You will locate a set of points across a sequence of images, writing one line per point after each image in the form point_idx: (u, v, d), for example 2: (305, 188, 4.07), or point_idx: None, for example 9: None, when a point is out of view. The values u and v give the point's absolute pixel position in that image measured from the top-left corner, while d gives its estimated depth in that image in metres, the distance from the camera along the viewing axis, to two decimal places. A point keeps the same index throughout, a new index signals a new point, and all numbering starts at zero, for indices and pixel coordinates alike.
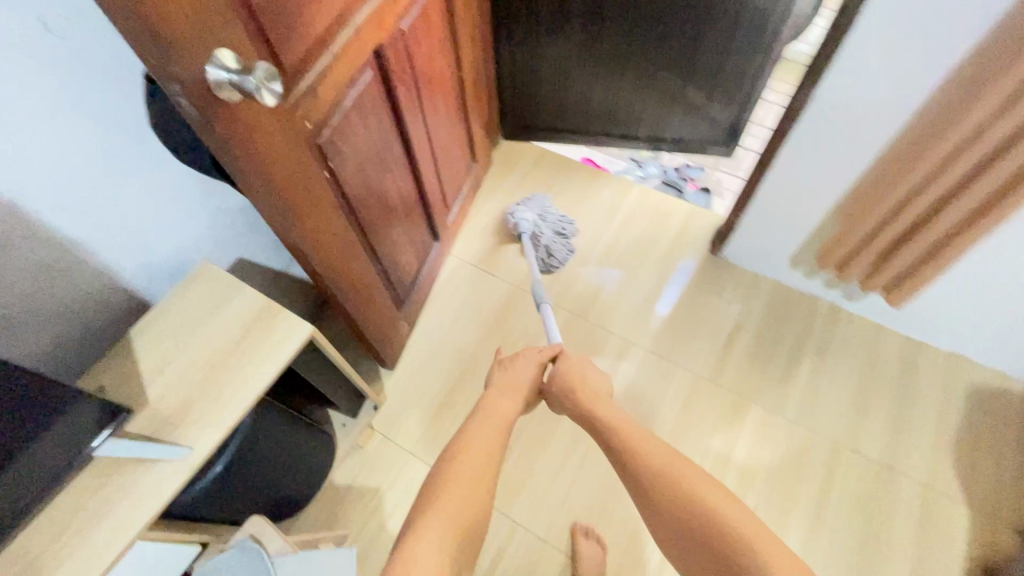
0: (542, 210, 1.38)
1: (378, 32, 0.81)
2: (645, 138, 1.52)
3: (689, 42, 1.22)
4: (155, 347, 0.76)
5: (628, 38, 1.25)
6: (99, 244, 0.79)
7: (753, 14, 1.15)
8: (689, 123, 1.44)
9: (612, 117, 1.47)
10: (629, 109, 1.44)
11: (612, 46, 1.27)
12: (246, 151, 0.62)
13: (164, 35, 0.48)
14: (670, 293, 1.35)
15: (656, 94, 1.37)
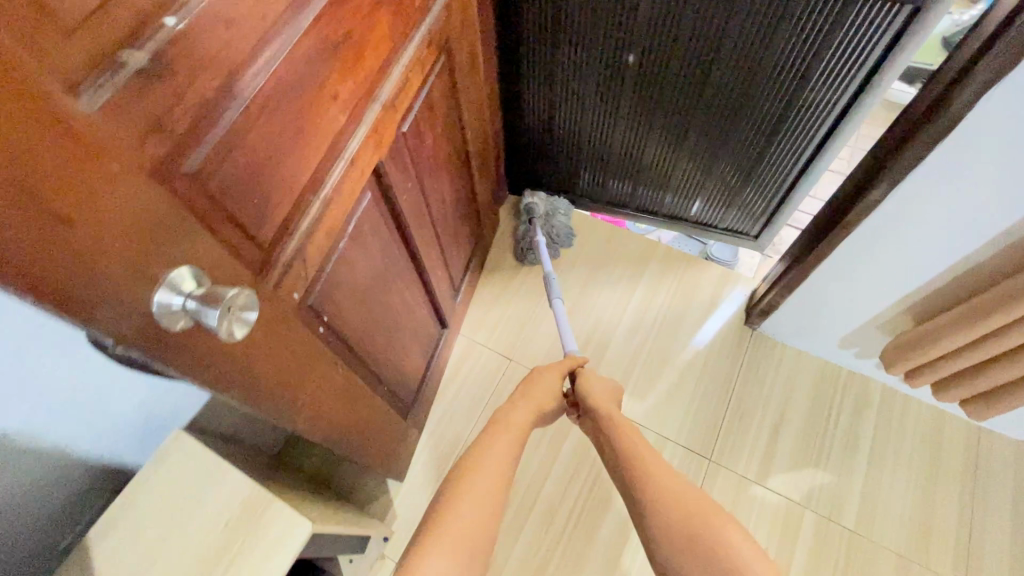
0: (552, 208, 1.36)
1: (376, 151, 0.66)
2: (665, 216, 1.38)
3: (721, 129, 1.08)
4: (120, 564, 0.62)
5: (650, 113, 1.10)
6: (20, 454, 0.63)
7: (805, 112, 0.98)
8: (715, 208, 1.29)
9: (631, 191, 1.34)
10: (652, 181, 1.28)
11: (633, 121, 1.14)
12: (220, 368, 0.48)
13: (100, 290, 0.35)
14: (710, 327, 1.29)
15: (679, 173, 1.23)
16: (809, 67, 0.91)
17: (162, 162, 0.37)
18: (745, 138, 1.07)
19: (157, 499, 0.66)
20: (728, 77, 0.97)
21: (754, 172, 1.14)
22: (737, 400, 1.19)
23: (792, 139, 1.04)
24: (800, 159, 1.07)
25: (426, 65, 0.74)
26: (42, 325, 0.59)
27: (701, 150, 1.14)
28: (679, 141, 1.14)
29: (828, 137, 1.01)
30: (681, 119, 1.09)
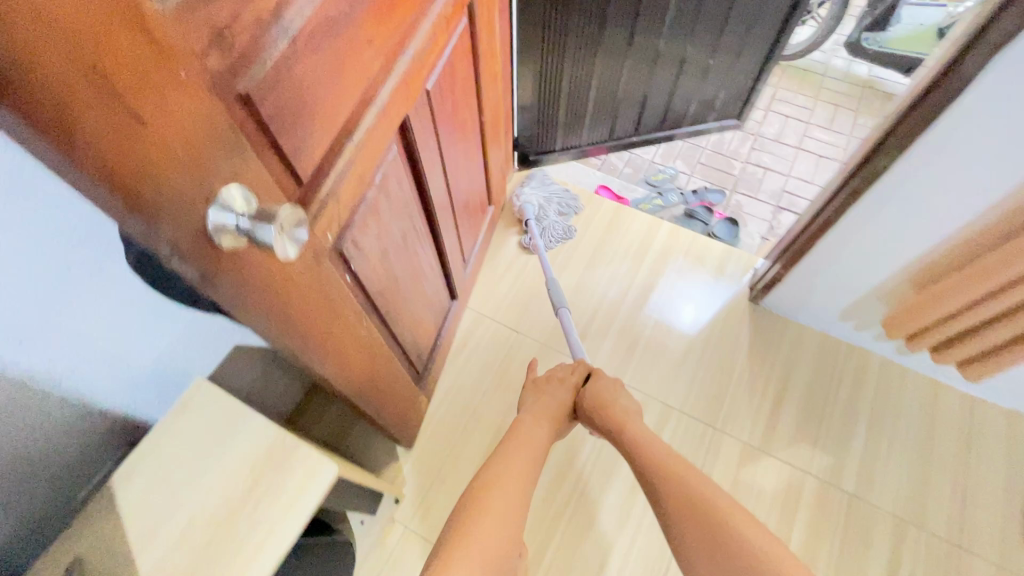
0: (552, 194, 1.43)
1: (404, 102, 0.67)
2: (673, 130, 1.55)
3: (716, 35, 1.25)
4: (146, 505, 0.62)
5: (658, 34, 1.21)
6: (66, 376, 0.64)
7: None
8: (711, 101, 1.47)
9: (639, 115, 1.46)
10: (656, 99, 1.41)
11: (644, 48, 1.24)
12: (260, 293, 0.49)
13: (156, 194, 0.35)
14: (700, 315, 1.30)
15: (684, 84, 1.39)
16: None
17: (218, 78, 0.38)
18: (736, 31, 1.25)
19: (178, 447, 0.66)
20: None
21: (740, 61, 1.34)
22: (740, 370, 1.22)
23: (769, 15, 1.22)
24: (773, 32, 1.26)
25: (449, 22, 0.75)
26: (87, 255, 0.59)
27: (703, 52, 1.29)
28: (683, 55, 1.29)
29: (796, 9, 1.20)
30: (686, 35, 1.23)
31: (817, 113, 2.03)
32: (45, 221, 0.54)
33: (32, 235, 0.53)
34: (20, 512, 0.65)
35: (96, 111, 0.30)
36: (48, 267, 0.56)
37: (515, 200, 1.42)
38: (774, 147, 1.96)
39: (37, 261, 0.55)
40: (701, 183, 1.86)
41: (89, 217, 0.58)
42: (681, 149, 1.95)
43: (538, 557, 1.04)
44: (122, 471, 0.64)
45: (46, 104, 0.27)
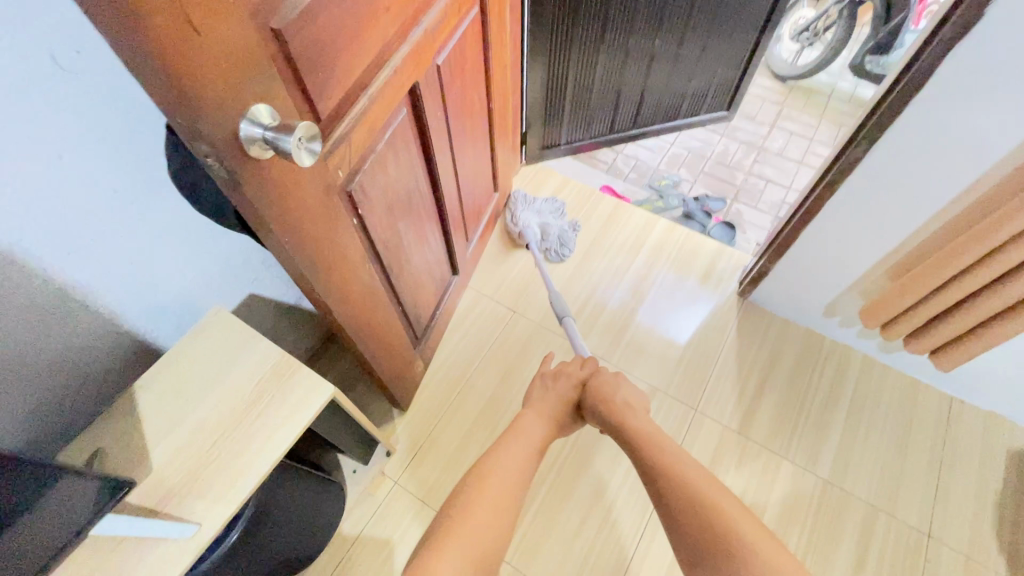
0: (543, 209, 1.46)
1: (415, 70, 0.76)
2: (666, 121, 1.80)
3: (707, 36, 1.52)
4: (161, 408, 0.70)
5: (655, 35, 1.46)
6: (101, 292, 0.72)
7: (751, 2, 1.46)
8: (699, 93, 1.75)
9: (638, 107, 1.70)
10: (652, 92, 1.66)
11: (644, 47, 1.47)
12: (278, 207, 0.57)
13: (200, 95, 0.43)
14: (690, 324, 1.33)
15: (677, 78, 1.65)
16: None
17: (257, 10, 0.46)
18: (720, 34, 1.53)
19: (191, 362, 0.73)
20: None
21: (724, 57, 1.63)
22: (725, 358, 1.27)
23: (745, 22, 1.52)
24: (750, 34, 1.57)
25: (460, 7, 0.85)
26: (128, 180, 0.69)
27: (693, 51, 1.57)
28: (677, 52, 1.54)
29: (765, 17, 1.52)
30: (679, 35, 1.49)
31: (821, 132, 2.10)
32: (99, 144, 0.63)
33: (84, 154, 0.62)
34: (48, 413, 0.74)
35: (160, 13, 0.38)
36: (96, 186, 0.65)
37: (512, 226, 1.43)
38: (776, 161, 2.03)
39: (87, 179, 0.64)
40: (703, 191, 1.93)
41: (133, 148, 0.67)
42: (686, 158, 2.03)
43: (519, 518, 1.08)
44: (143, 379, 0.72)
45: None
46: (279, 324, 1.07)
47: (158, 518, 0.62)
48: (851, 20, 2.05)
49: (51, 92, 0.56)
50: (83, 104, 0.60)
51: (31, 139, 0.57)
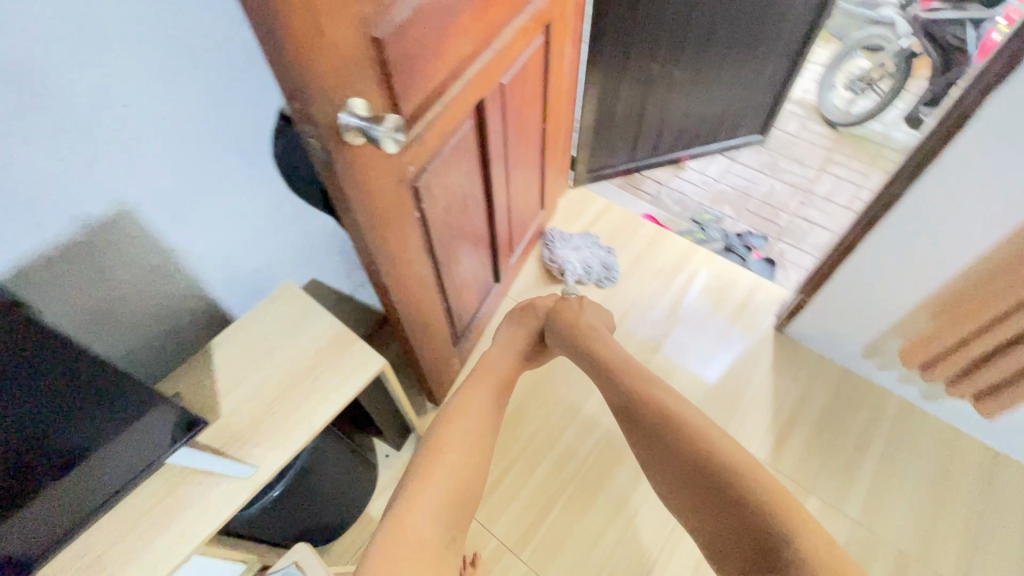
0: (580, 244, 1.50)
1: (482, 86, 0.85)
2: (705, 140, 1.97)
3: (746, 58, 1.68)
4: (232, 363, 0.78)
5: (700, 66, 1.64)
6: (195, 257, 0.83)
7: (789, 39, 1.65)
8: (737, 117, 1.94)
9: (681, 129, 1.87)
10: (695, 116, 1.83)
11: (688, 75, 1.65)
12: (359, 190, 0.65)
13: (314, 86, 0.52)
14: (722, 358, 1.33)
15: (718, 103, 1.83)
16: (793, 10, 1.56)
17: (365, 23, 0.55)
18: (758, 65, 1.72)
19: (260, 327, 0.82)
20: (751, 32, 1.59)
21: (760, 78, 1.78)
22: (756, 388, 1.27)
23: (782, 56, 1.71)
24: (786, 66, 1.76)
25: (527, 35, 0.94)
26: (230, 161, 0.80)
27: (734, 80, 1.76)
28: (720, 80, 1.72)
29: (801, 54, 1.71)
30: (723, 66, 1.68)
31: (871, 180, 2.11)
32: (213, 128, 0.75)
33: (200, 133, 0.74)
34: (138, 356, 0.84)
35: (286, 11, 0.46)
36: (207, 163, 0.77)
37: (553, 261, 1.47)
38: (824, 205, 2.04)
39: (200, 156, 0.75)
40: (746, 228, 1.96)
41: (238, 134, 0.78)
42: (730, 196, 2.06)
43: (537, 521, 1.11)
44: (220, 338, 0.80)
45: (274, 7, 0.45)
46: (334, 309, 1.16)
47: (222, 458, 0.70)
48: (906, 73, 2.08)
49: (185, 81, 0.69)
50: (207, 93, 0.72)
51: (163, 119, 0.69)
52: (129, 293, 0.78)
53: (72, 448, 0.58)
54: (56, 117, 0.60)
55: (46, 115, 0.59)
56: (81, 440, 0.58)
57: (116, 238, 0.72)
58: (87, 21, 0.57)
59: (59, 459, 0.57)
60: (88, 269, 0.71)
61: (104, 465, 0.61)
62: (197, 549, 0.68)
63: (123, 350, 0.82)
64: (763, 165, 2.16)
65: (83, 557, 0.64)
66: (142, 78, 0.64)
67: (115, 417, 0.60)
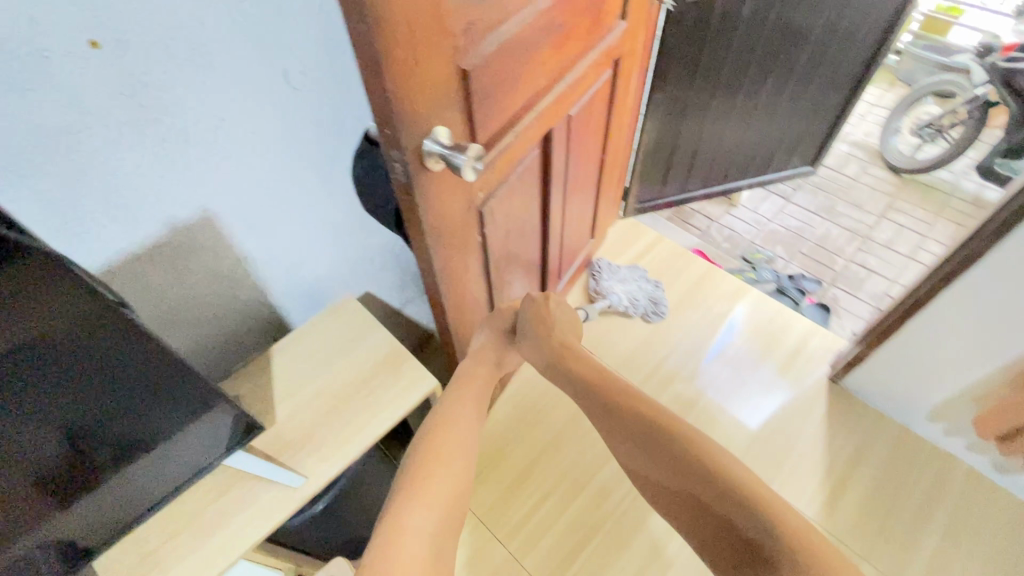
0: (627, 277, 1.48)
1: (552, 118, 0.86)
2: (755, 174, 1.95)
3: (803, 89, 1.68)
4: (289, 371, 0.80)
5: (757, 99, 1.64)
6: (263, 265, 0.86)
7: (844, 71, 1.67)
8: (787, 150, 1.92)
9: (733, 163, 1.85)
10: (748, 149, 1.82)
11: (746, 108, 1.65)
12: (431, 213, 0.67)
13: (406, 114, 0.54)
14: (771, 406, 1.28)
15: (771, 137, 1.82)
16: (850, 41, 1.59)
17: (457, 56, 0.57)
18: (813, 98, 1.73)
19: (318, 337, 0.84)
20: (809, 65, 1.61)
21: (815, 110, 1.78)
22: (807, 441, 1.21)
23: (836, 89, 1.72)
24: (839, 99, 1.76)
25: (598, 69, 0.95)
26: (306, 175, 0.83)
27: (788, 113, 1.76)
28: (775, 112, 1.72)
29: (855, 87, 1.72)
30: (779, 98, 1.68)
31: (936, 230, 2.02)
32: (295, 144, 0.79)
33: (283, 148, 0.77)
34: (201, 357, 0.87)
35: (389, 43, 0.48)
36: (285, 176, 0.80)
37: (598, 290, 1.47)
38: (885, 252, 1.95)
39: (280, 170, 0.79)
40: (799, 271, 1.89)
41: (316, 150, 0.82)
42: (783, 237, 2.01)
43: (569, 559, 1.07)
44: (279, 345, 0.83)
45: (381, 40, 0.47)
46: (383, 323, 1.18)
47: (274, 465, 0.71)
48: (981, 124, 1.98)
49: (275, 99, 0.72)
50: (293, 110, 0.76)
51: (252, 134, 0.73)
52: (203, 296, 0.81)
53: (135, 438, 0.59)
54: (160, 127, 0.64)
55: (152, 125, 0.63)
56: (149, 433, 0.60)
57: (197, 240, 0.76)
58: (199, 39, 0.62)
59: (116, 451, 0.58)
60: (169, 268, 0.75)
61: (165, 457, 0.64)
62: (243, 555, 0.69)
63: (190, 350, 0.85)
64: (819, 208, 2.10)
65: (137, 551, 0.66)
66: (239, 94, 0.68)
67: (180, 413, 0.61)
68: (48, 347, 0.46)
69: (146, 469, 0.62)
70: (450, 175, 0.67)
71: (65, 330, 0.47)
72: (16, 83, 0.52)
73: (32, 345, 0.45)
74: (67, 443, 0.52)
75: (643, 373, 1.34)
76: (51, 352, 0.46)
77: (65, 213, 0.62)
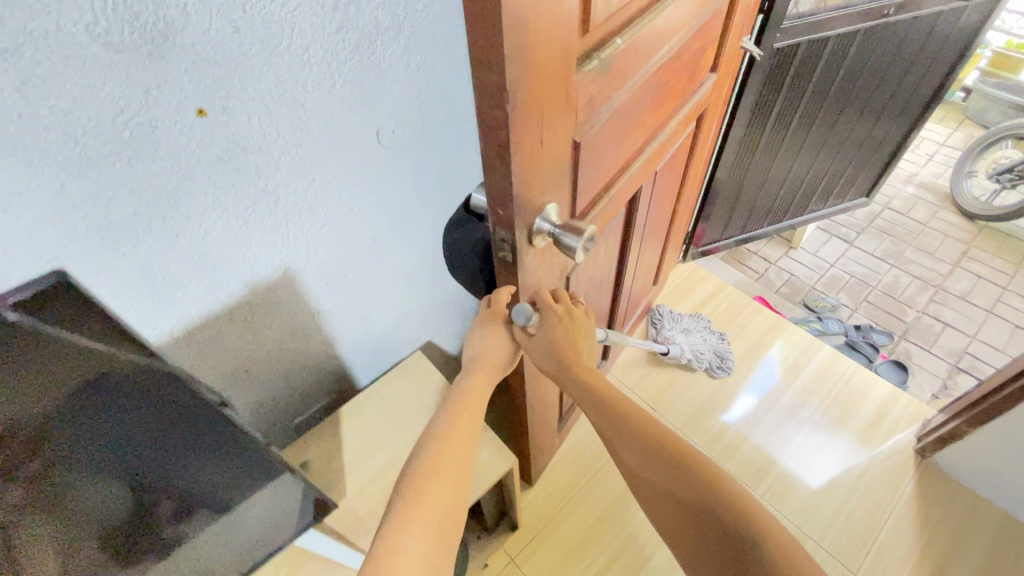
0: (690, 326, 1.41)
1: (642, 178, 0.82)
2: (814, 215, 1.87)
3: (870, 128, 1.62)
4: (359, 438, 0.77)
5: (824, 140, 1.58)
6: (336, 319, 0.83)
7: (909, 107, 1.61)
8: (845, 190, 1.85)
9: (793, 204, 1.77)
10: (808, 189, 1.75)
11: (812, 149, 1.58)
12: (527, 287, 0.62)
13: (524, 195, 0.50)
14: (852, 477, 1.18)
15: (832, 176, 1.75)
16: (920, 79, 1.53)
17: (576, 132, 0.53)
18: (876, 137, 1.67)
19: (388, 401, 0.80)
20: (878, 104, 1.55)
21: (878, 147, 1.71)
22: (895, 523, 1.11)
23: (898, 125, 1.66)
24: (900, 134, 1.70)
25: (687, 123, 0.91)
26: (386, 230, 0.80)
27: (852, 153, 1.69)
28: (839, 151, 1.66)
29: (916, 122, 1.66)
30: (845, 139, 1.62)
31: (1017, 281, 1.89)
32: (380, 201, 0.76)
33: (366, 205, 0.75)
34: (266, 412, 0.84)
35: (519, 126, 0.44)
36: (366, 233, 0.78)
37: (658, 339, 1.40)
38: (960, 304, 1.84)
39: (361, 226, 0.76)
40: (867, 321, 1.79)
41: (398, 205, 0.79)
42: (848, 283, 1.91)
43: None
44: (346, 409, 0.79)
45: (515, 130, 0.43)
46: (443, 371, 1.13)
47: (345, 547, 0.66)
48: None
49: (365, 160, 0.70)
50: (381, 168, 0.73)
51: (340, 194, 0.70)
52: (271, 354, 0.78)
53: (197, 494, 0.52)
54: (255, 191, 0.62)
55: (248, 188, 0.61)
56: (210, 489, 0.54)
57: (275, 297, 0.73)
58: (302, 105, 0.60)
59: (178, 507, 0.51)
60: (243, 324, 0.72)
61: (224, 518, 0.56)
62: None
63: (252, 407, 0.82)
64: (886, 253, 1.99)
65: None
66: (333, 157, 0.66)
67: (242, 466, 0.56)
68: (110, 384, 0.41)
69: (206, 532, 0.55)
70: (549, 247, 0.63)
71: (124, 363, 0.42)
72: (122, 154, 0.50)
73: (93, 386, 0.40)
74: (130, 498, 0.46)
75: (708, 432, 1.26)
76: (113, 390, 0.41)
77: (153, 276, 0.59)
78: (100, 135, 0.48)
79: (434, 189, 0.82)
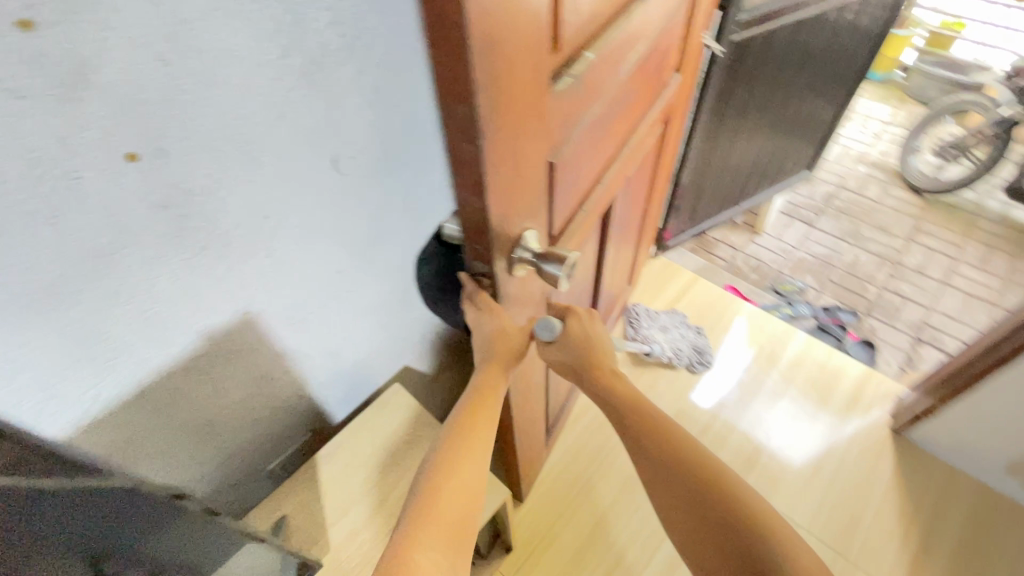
0: (667, 323, 1.41)
1: (615, 186, 0.79)
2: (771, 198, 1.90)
3: (813, 108, 1.66)
4: (340, 484, 0.72)
5: (775, 124, 1.61)
6: (304, 358, 0.78)
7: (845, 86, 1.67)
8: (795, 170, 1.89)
9: (752, 190, 1.80)
10: (764, 174, 1.77)
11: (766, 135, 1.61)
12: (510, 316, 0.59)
13: (502, 228, 0.47)
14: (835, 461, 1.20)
15: (784, 159, 1.78)
16: (854, 57, 1.58)
17: (550, 154, 0.50)
18: (818, 116, 1.72)
19: (367, 442, 0.76)
20: (820, 85, 1.59)
21: (819, 125, 1.76)
22: (879, 503, 1.14)
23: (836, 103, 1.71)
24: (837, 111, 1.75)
25: (654, 126, 0.89)
26: (351, 260, 0.75)
27: (800, 134, 1.73)
28: (789, 134, 1.69)
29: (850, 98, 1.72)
30: (793, 121, 1.65)
31: (967, 252, 1.98)
32: (341, 231, 0.71)
33: (327, 237, 0.69)
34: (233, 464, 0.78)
35: (493, 160, 0.40)
36: (330, 266, 0.72)
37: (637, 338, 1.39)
38: (918, 278, 1.91)
39: (323, 259, 0.71)
40: (833, 301, 1.83)
41: (362, 233, 0.74)
42: (812, 265, 1.95)
43: None
44: (322, 456, 0.74)
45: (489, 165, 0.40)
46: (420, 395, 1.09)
47: None
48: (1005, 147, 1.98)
49: (322, 189, 0.65)
50: (340, 196, 0.68)
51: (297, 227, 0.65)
52: (234, 405, 0.73)
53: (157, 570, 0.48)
54: (203, 236, 0.56)
55: (194, 235, 0.55)
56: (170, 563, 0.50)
57: (235, 344, 0.67)
58: (247, 139, 0.54)
59: None
60: (201, 375, 0.66)
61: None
62: None
63: (215, 464, 0.76)
64: (845, 233, 2.05)
65: None
66: (287, 190, 0.61)
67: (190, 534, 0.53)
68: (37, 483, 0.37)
69: None
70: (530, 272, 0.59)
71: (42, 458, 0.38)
72: (41, 213, 0.44)
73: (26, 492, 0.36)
74: None
75: (695, 427, 1.26)
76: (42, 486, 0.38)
77: (93, 342, 0.53)
78: (12, 195, 0.42)
79: (396, 214, 0.77)
